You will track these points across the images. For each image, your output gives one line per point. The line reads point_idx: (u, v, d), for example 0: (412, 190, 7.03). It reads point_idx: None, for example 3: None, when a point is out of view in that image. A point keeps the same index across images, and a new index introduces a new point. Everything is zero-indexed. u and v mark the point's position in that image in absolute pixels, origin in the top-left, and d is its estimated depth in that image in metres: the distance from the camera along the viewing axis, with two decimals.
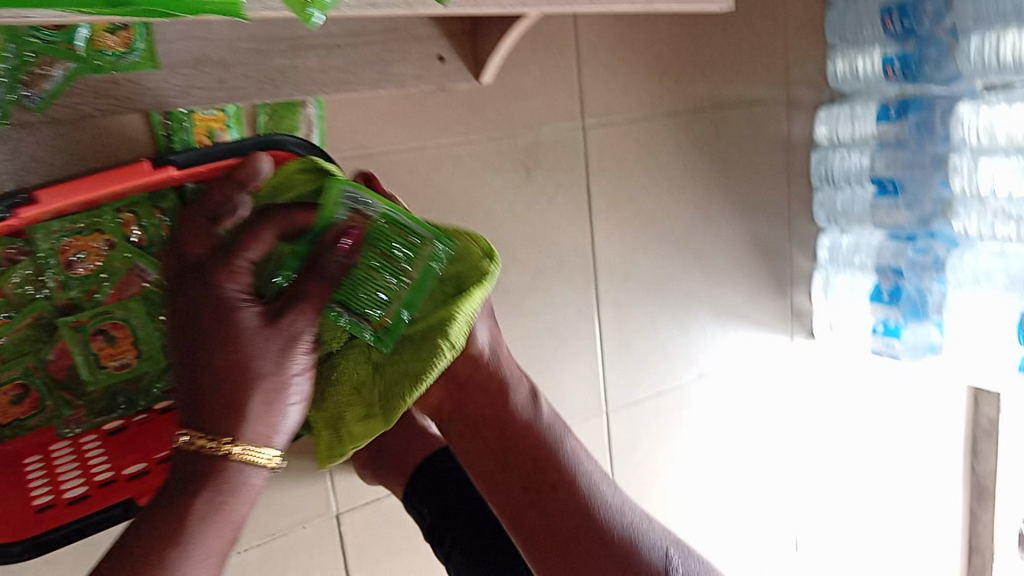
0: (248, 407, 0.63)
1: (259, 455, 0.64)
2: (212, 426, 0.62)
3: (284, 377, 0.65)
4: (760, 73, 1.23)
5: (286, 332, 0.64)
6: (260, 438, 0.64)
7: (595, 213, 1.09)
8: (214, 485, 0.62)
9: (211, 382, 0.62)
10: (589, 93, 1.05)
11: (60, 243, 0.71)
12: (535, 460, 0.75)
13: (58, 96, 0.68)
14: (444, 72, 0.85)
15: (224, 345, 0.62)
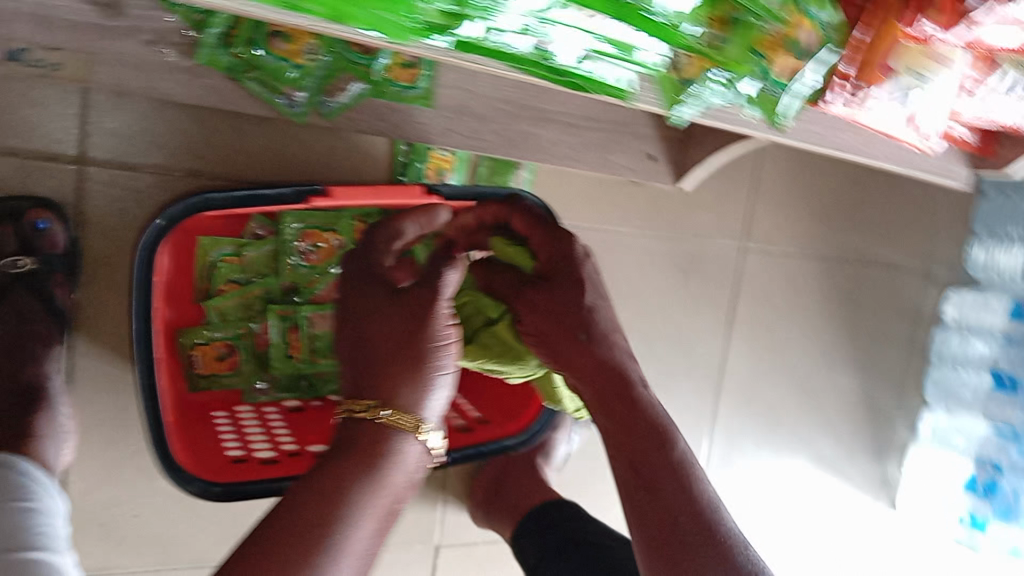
0: (403, 386, 0.52)
1: (402, 421, 0.52)
2: (372, 390, 0.52)
3: (412, 342, 0.53)
4: (906, 241, 1.30)
5: (414, 302, 0.54)
6: (409, 406, 0.52)
7: (733, 331, 1.15)
8: (366, 452, 0.51)
9: (367, 327, 0.54)
10: (757, 220, 1.13)
11: (301, 231, 0.81)
12: (628, 446, 0.54)
13: (347, 109, 0.77)
14: (653, 170, 0.94)
15: (393, 324, 0.53)
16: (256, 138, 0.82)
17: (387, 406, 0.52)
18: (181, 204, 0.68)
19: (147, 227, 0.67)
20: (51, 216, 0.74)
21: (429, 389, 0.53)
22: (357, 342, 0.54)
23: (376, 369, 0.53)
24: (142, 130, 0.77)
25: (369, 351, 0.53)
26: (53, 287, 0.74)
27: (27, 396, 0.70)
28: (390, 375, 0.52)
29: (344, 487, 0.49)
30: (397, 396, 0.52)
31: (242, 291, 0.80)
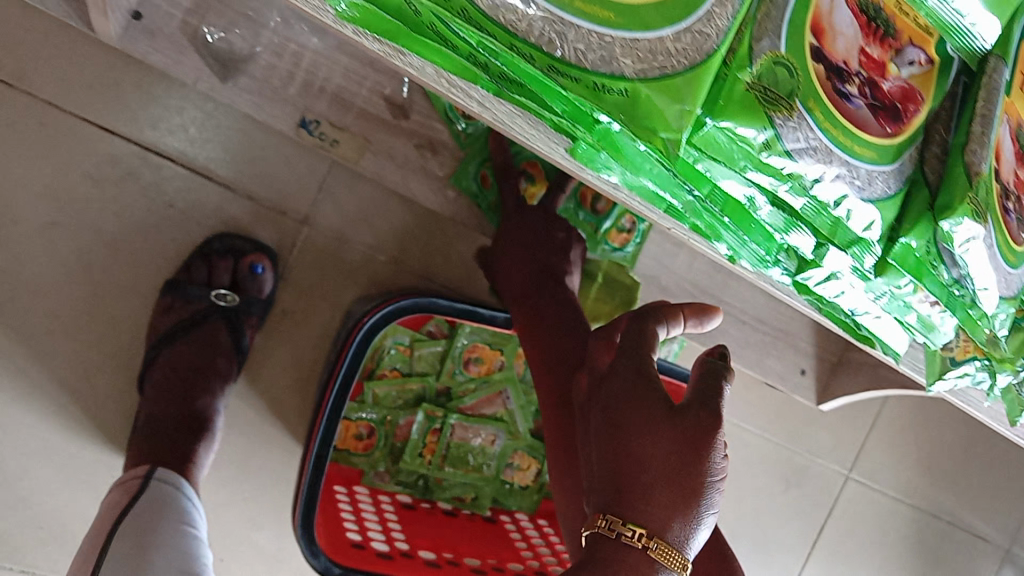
0: (671, 517, 0.41)
1: (666, 557, 0.41)
2: (637, 511, 0.42)
3: (687, 455, 0.42)
4: (1005, 521, 1.27)
5: (693, 411, 0.43)
6: (672, 537, 0.41)
7: (813, 554, 1.13)
8: None
9: (630, 430, 0.43)
10: (866, 452, 1.14)
11: (472, 343, 0.84)
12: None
13: None
14: (798, 383, 0.96)
15: (667, 444, 0.42)
16: (461, 248, 0.86)
17: (655, 536, 0.41)
18: (405, 301, 0.74)
19: (375, 311, 0.73)
20: (266, 263, 0.78)
21: (696, 523, 0.42)
22: (614, 450, 0.43)
23: (644, 491, 0.42)
24: (368, 212, 0.82)
25: (632, 470, 0.42)
26: (246, 326, 0.78)
27: (196, 421, 0.74)
28: (655, 496, 0.42)
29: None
30: (661, 524, 0.41)
31: (401, 381, 0.83)
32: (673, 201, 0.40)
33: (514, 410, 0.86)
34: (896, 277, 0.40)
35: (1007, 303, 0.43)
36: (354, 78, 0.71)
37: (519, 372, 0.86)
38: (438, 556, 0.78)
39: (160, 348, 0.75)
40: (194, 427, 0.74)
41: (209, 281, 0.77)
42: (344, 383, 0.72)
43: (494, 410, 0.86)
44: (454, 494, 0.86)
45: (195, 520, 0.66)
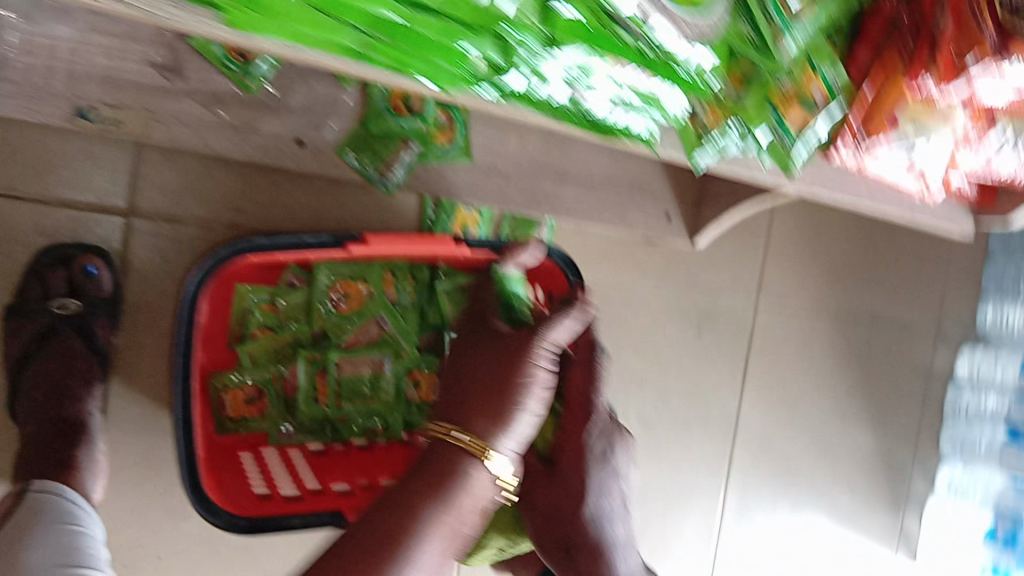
0: (483, 421, 0.55)
1: (475, 445, 0.54)
2: (459, 417, 0.56)
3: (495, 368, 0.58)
4: (919, 300, 1.31)
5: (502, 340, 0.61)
6: (482, 434, 0.55)
7: (746, 385, 1.18)
8: (439, 472, 0.53)
9: (467, 365, 0.60)
10: (769, 276, 1.16)
11: (331, 281, 0.85)
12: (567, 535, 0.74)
13: (403, 182, 0.84)
14: (665, 228, 0.98)
15: (496, 363, 0.58)
16: (296, 193, 0.86)
17: (470, 433, 0.55)
18: (225, 248, 0.76)
19: (188, 276, 0.76)
20: (98, 261, 0.79)
21: (507, 424, 0.55)
22: (470, 372, 0.58)
23: (466, 403, 0.57)
24: (189, 184, 0.82)
25: (462, 387, 0.58)
26: (97, 328, 0.79)
27: (72, 429, 0.75)
28: (474, 410, 0.56)
29: (417, 504, 0.51)
30: (476, 427, 0.55)
31: (273, 337, 0.85)
32: (350, 47, 0.40)
33: (392, 328, 0.88)
34: (580, 48, 0.41)
35: (700, 46, 0.44)
36: (116, 55, 0.69)
37: (390, 297, 0.87)
38: (352, 485, 0.82)
39: (21, 373, 0.77)
40: (72, 435, 0.75)
41: (45, 294, 0.78)
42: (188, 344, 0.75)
43: (372, 338, 0.88)
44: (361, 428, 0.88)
45: (81, 519, 0.69)
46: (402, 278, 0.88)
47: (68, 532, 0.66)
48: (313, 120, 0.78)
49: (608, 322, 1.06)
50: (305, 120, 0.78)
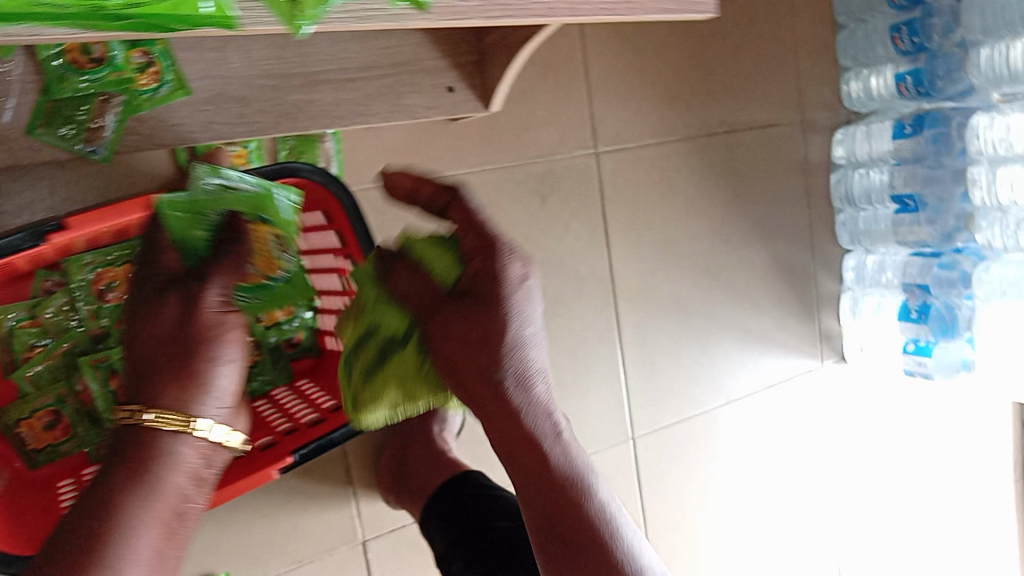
0: (173, 396, 0.58)
1: (170, 420, 0.58)
2: (147, 398, 0.58)
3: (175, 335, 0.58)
4: (774, 96, 1.23)
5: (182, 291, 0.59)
6: (174, 405, 0.58)
7: (612, 238, 1.11)
8: (140, 459, 0.57)
9: (142, 328, 0.58)
10: (600, 120, 1.07)
11: (91, 275, 0.76)
12: (518, 453, 0.60)
13: (118, 142, 0.72)
14: (453, 102, 0.86)
15: (162, 329, 0.58)
16: (16, 192, 0.74)
17: (154, 410, 0.58)
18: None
19: None
20: None
21: (195, 398, 0.59)
22: (142, 337, 0.58)
23: (150, 378, 0.58)
24: None
25: (145, 362, 0.58)
26: None
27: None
28: (159, 386, 0.58)
29: (120, 499, 0.56)
30: (166, 400, 0.58)
31: (47, 354, 0.76)
32: None
33: None
34: None
35: None
36: None
37: None
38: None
39: None
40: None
41: None
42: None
43: None
44: None
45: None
46: None
47: None
48: None
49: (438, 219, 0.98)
50: None
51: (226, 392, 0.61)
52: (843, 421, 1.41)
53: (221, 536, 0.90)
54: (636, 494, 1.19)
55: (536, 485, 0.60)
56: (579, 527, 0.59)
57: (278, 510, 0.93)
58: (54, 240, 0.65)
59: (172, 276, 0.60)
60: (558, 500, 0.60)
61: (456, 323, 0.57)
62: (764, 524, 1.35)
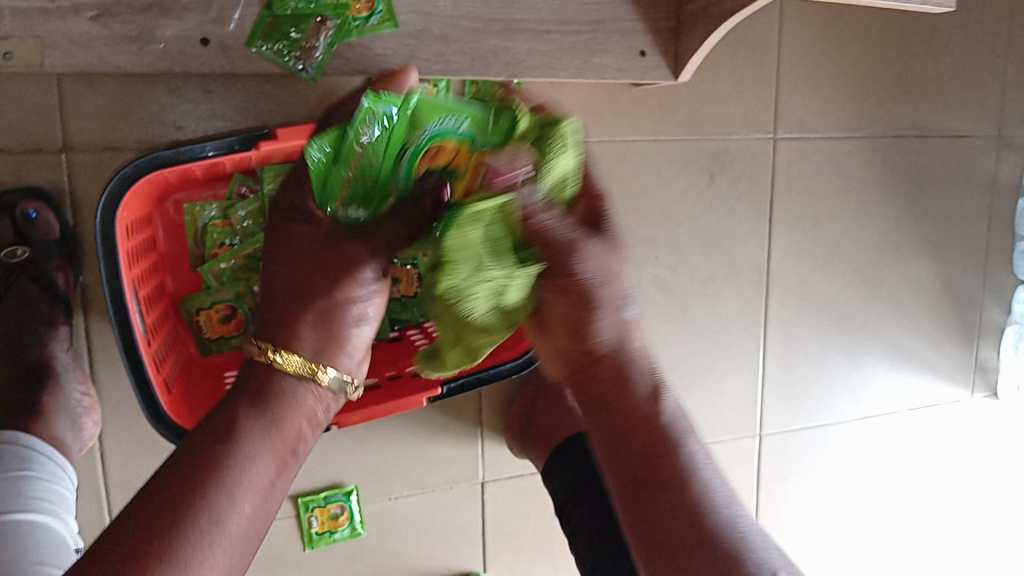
0: (315, 338, 0.58)
1: (303, 366, 0.57)
2: (275, 336, 0.58)
3: (342, 299, 0.58)
4: (972, 105, 1.15)
5: (344, 256, 0.58)
6: (310, 350, 0.58)
7: (776, 228, 1.08)
8: (260, 394, 0.56)
9: (294, 280, 0.58)
10: (784, 105, 1.04)
11: (283, 186, 0.79)
12: (649, 455, 0.53)
13: (327, 63, 0.75)
14: (644, 66, 0.85)
15: (310, 276, 0.58)
16: (227, 98, 0.81)
17: (283, 348, 0.57)
18: (127, 167, 0.68)
19: (96, 204, 0.67)
20: (41, 206, 0.76)
21: (343, 347, 0.59)
22: (272, 281, 0.60)
23: (285, 314, 0.58)
24: (119, 110, 0.78)
25: (284, 303, 0.58)
26: (54, 273, 0.78)
27: (35, 373, 0.76)
28: (292, 325, 0.58)
29: (238, 418, 0.54)
30: (304, 342, 0.58)
31: (233, 253, 0.80)
32: None
33: None
34: None
35: None
36: None
37: None
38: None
39: None
40: (35, 378, 0.76)
41: None
42: (114, 281, 0.68)
43: None
44: None
45: (26, 463, 0.72)
46: None
47: (48, 485, 0.71)
48: (213, 14, 0.70)
49: (605, 183, 0.98)
50: (204, 16, 0.70)
51: (363, 342, 0.61)
52: (980, 460, 1.33)
53: (355, 450, 0.95)
54: (752, 492, 1.17)
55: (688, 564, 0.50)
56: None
57: (411, 436, 0.97)
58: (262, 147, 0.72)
59: (327, 235, 0.58)
60: (709, 540, 0.51)
61: (585, 312, 0.52)
62: (876, 550, 1.30)
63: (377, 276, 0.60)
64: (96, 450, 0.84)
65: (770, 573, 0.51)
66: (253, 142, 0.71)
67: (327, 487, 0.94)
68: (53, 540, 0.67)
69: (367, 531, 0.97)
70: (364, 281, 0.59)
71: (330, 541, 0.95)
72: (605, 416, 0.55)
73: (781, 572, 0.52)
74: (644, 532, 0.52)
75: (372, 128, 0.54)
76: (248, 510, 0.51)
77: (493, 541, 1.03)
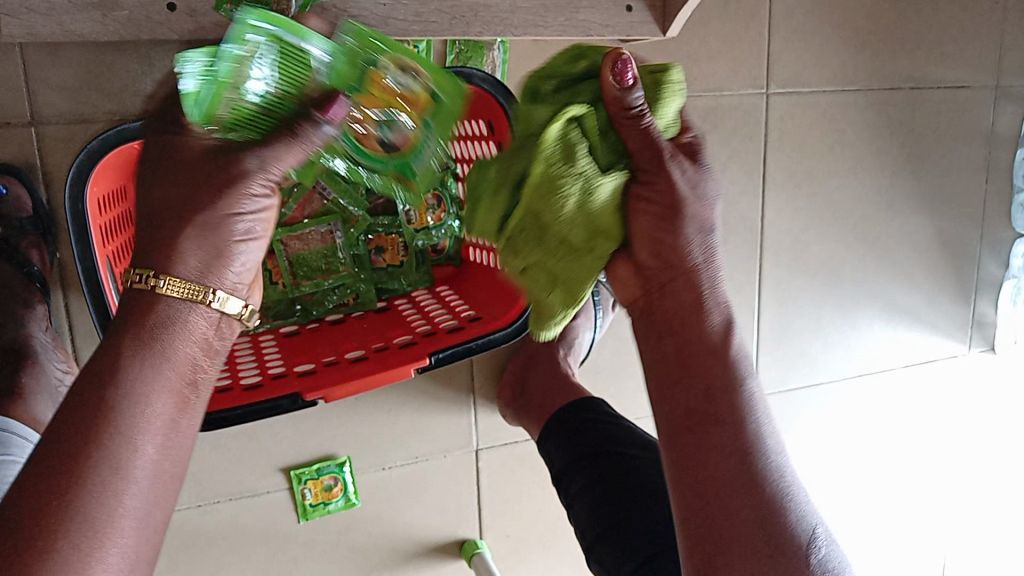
0: (184, 260, 0.49)
1: (188, 288, 0.50)
2: (148, 259, 0.50)
3: (222, 214, 0.50)
4: (970, 55, 1.12)
5: (225, 168, 0.50)
6: (191, 275, 0.50)
7: (769, 186, 1.06)
8: (138, 330, 0.48)
9: (165, 204, 0.50)
10: (777, 59, 1.01)
11: None
12: (709, 389, 0.53)
13: (299, 27, 0.72)
14: (630, 22, 0.82)
15: (178, 195, 0.50)
16: None
17: (162, 274, 0.49)
18: (93, 142, 0.66)
19: (65, 182, 0.65)
20: (13, 182, 0.74)
21: (224, 262, 0.51)
22: (146, 203, 0.51)
23: (162, 239, 0.50)
24: (87, 81, 0.75)
25: (160, 225, 0.50)
26: (28, 251, 0.76)
27: (13, 356, 0.75)
28: (164, 251, 0.49)
29: (120, 362, 0.47)
30: (193, 267, 0.50)
31: None
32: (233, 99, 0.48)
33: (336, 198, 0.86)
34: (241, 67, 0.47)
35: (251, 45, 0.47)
36: None
37: None
38: (316, 364, 0.81)
39: None
40: (14, 361, 0.75)
41: None
42: (87, 259, 0.66)
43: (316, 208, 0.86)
44: (335, 303, 0.88)
45: (4, 447, 0.72)
46: None
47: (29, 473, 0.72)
48: None
49: None
50: None
51: (251, 262, 0.53)
52: (978, 415, 1.32)
53: (347, 422, 0.94)
54: None
55: (717, 517, 0.52)
56: (771, 525, 0.52)
57: (402, 406, 0.96)
58: None
59: (202, 151, 0.50)
60: (749, 489, 0.52)
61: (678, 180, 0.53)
62: (874, 505, 1.30)
63: (269, 184, 0.52)
64: None
65: (796, 505, 0.54)
66: None
67: (319, 460, 0.93)
68: None
69: (361, 502, 0.96)
70: (248, 192, 0.51)
71: (324, 513, 0.95)
72: (672, 338, 0.55)
73: (819, 529, 0.55)
74: (682, 463, 0.53)
75: (257, 62, 0.47)
76: (153, 446, 0.47)
77: (489, 508, 1.03)
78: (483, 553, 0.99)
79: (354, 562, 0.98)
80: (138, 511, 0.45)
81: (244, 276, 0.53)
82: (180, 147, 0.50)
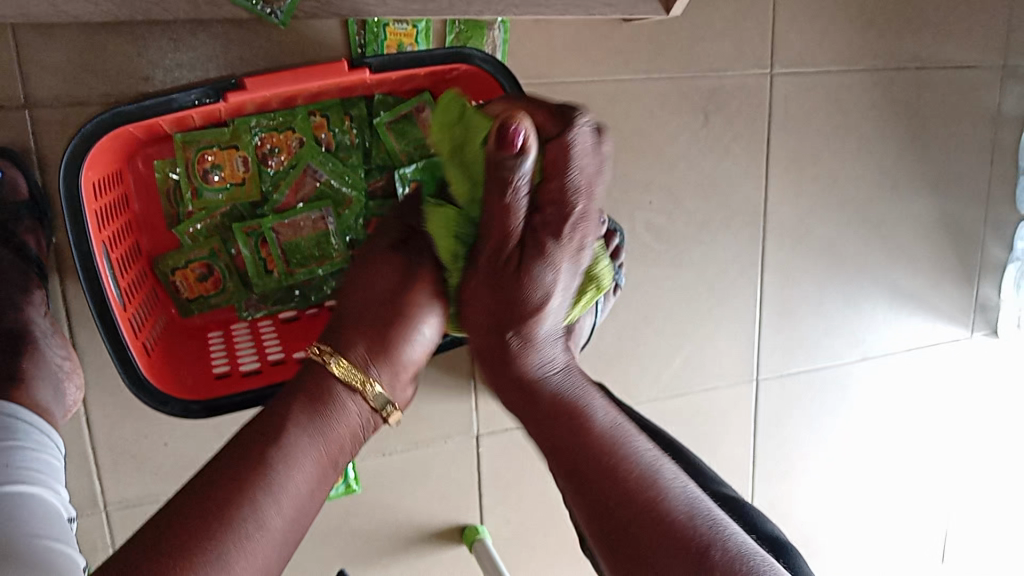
0: (358, 341, 0.65)
1: (355, 377, 0.64)
2: (335, 340, 0.65)
3: (397, 308, 0.67)
4: (977, 35, 1.11)
5: (404, 265, 0.68)
6: (359, 364, 0.65)
7: (773, 169, 1.05)
8: (321, 397, 0.62)
9: (363, 296, 0.67)
10: (781, 39, 0.99)
11: (257, 138, 0.79)
12: (552, 417, 0.62)
13: (295, 8, 0.72)
14: (633, 1, 0.80)
15: (372, 286, 0.67)
16: (196, 47, 0.77)
17: (338, 352, 0.65)
18: (87, 125, 0.65)
19: (60, 167, 0.64)
20: (7, 165, 0.73)
21: (393, 353, 0.66)
22: (344, 292, 0.68)
23: (350, 326, 0.66)
24: (82, 63, 0.74)
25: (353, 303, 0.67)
26: (25, 236, 0.76)
27: (12, 341, 0.75)
28: (348, 334, 0.66)
29: (295, 433, 0.59)
30: (356, 352, 0.65)
31: (207, 212, 0.80)
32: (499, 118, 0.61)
33: (330, 179, 0.83)
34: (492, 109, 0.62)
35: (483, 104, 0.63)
36: None
37: (326, 142, 0.82)
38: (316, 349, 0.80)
39: None
40: (14, 346, 0.75)
41: None
42: (83, 245, 0.65)
43: (311, 192, 0.83)
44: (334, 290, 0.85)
45: (8, 434, 0.70)
46: (337, 121, 0.82)
47: (34, 456, 0.70)
48: None
49: None
50: None
51: (424, 347, 0.69)
52: (980, 399, 1.32)
53: None
54: (750, 436, 1.17)
55: (618, 538, 0.55)
56: (656, 531, 0.54)
57: None
58: (230, 98, 0.69)
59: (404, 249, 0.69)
60: (635, 500, 0.55)
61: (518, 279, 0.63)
62: (875, 489, 1.30)
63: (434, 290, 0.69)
64: (81, 415, 0.82)
65: (682, 497, 0.56)
66: (222, 92, 0.68)
67: None
68: (42, 511, 0.66)
69: (362, 488, 0.96)
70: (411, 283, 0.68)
71: (325, 499, 0.94)
72: (516, 386, 0.65)
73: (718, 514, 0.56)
74: (585, 498, 0.58)
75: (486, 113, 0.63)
76: (281, 514, 0.56)
77: (490, 494, 1.03)
78: (484, 538, 0.98)
79: (355, 548, 0.98)
80: (262, 563, 0.54)
81: (408, 374, 0.68)
82: (389, 246, 0.70)
